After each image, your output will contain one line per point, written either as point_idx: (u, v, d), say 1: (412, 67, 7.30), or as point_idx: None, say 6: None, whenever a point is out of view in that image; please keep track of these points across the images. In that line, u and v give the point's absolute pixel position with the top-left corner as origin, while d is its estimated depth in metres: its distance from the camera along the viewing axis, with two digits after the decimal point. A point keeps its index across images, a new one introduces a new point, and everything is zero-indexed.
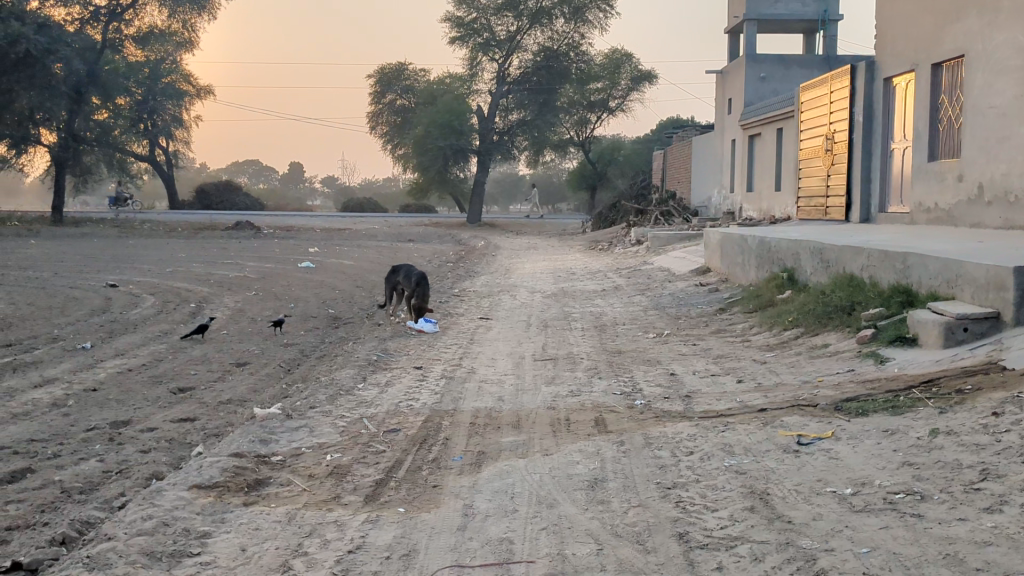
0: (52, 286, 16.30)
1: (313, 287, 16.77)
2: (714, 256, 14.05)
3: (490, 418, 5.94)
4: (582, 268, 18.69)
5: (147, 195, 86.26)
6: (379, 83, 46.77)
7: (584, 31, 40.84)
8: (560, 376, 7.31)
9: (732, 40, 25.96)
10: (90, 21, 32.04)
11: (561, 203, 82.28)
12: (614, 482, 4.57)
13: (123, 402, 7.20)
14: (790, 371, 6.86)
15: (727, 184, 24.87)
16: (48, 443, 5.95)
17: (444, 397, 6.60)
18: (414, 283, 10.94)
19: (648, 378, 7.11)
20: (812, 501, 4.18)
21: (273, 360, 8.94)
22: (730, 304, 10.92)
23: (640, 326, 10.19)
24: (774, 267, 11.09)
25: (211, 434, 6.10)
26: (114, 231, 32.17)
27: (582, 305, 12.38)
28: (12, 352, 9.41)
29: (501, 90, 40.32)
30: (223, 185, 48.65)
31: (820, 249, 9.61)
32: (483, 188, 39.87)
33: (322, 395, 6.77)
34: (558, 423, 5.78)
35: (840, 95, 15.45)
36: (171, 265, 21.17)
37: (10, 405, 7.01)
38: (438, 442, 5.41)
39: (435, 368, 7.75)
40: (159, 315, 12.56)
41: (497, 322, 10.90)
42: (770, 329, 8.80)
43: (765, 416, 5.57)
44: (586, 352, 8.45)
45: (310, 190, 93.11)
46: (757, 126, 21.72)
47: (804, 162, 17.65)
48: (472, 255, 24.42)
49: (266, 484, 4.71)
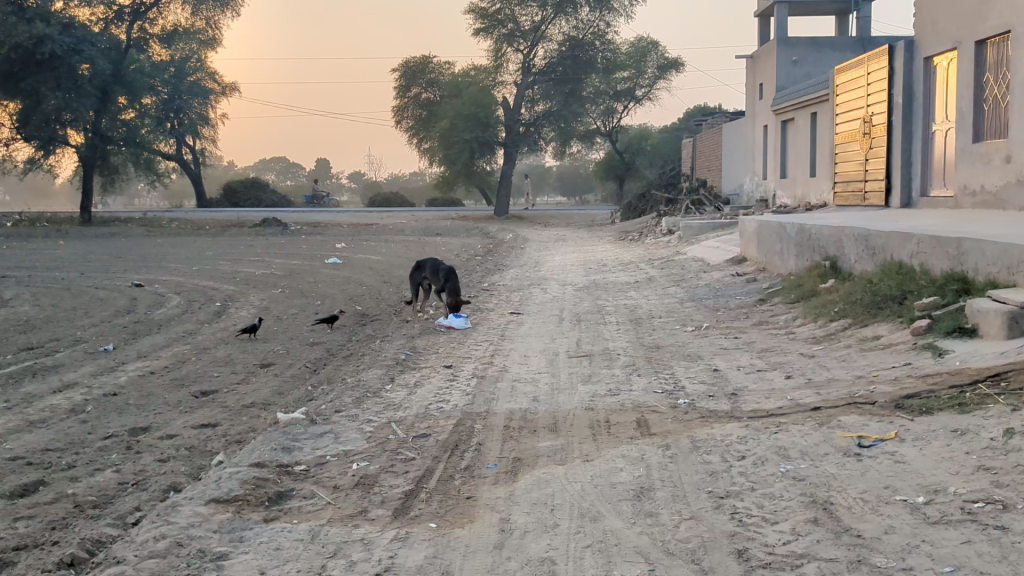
0: (78, 287, 16.16)
1: (340, 283, 16.49)
2: (750, 246, 13.62)
3: (525, 420, 5.61)
4: (613, 259, 18.29)
5: (175, 195, 86.87)
6: (403, 77, 46.43)
7: (609, 20, 40.24)
8: (597, 374, 6.95)
9: (763, 24, 25.42)
10: (114, 21, 32.00)
11: (589, 193, 81.74)
12: (662, 491, 4.22)
13: (142, 406, 6.94)
14: (842, 366, 6.47)
15: (760, 170, 24.37)
16: (63, 452, 5.68)
17: (476, 398, 6.29)
18: (443, 277, 10.67)
19: (690, 375, 6.74)
20: (881, 511, 3.81)
21: (298, 360, 8.65)
22: (770, 294, 10.52)
23: (677, 318, 9.81)
24: (815, 255, 10.67)
25: (233, 441, 5.82)
26: (142, 231, 32.15)
27: (615, 298, 12.04)
28: (33, 356, 9.19)
29: (526, 81, 39.87)
30: (250, 184, 48.63)
31: (865, 236, 9.19)
32: (509, 180, 39.50)
33: (348, 398, 6.46)
34: (597, 425, 5.44)
35: (878, 77, 14.97)
36: (198, 263, 21.01)
37: (25, 412, 6.75)
38: (471, 447, 5.10)
39: (465, 367, 7.42)
40: (183, 315, 12.35)
41: (529, 316, 10.56)
42: (815, 320, 8.40)
43: (820, 415, 5.20)
44: (622, 347, 8.09)
45: (337, 186, 93.22)
46: (789, 110, 21.23)
47: (840, 146, 17.16)
48: (500, 248, 24.12)
49: (288, 497, 4.41)
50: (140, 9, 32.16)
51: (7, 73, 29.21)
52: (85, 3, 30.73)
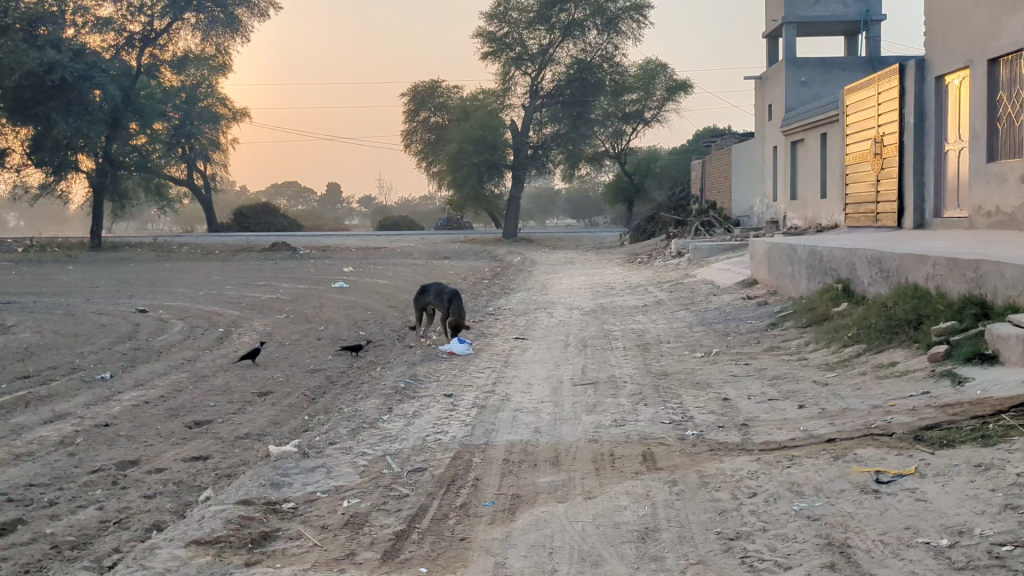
0: (80, 313, 15.99)
1: (346, 308, 16.30)
2: (761, 268, 13.37)
3: (527, 453, 5.37)
4: (621, 282, 18.04)
5: (186, 220, 87.28)
6: (412, 101, 46.44)
7: (617, 43, 40.20)
8: (603, 403, 6.70)
9: (771, 45, 25.26)
10: (125, 47, 32.08)
11: (599, 216, 81.70)
12: (667, 531, 3.98)
13: (132, 439, 6.71)
14: (857, 394, 6.20)
15: (769, 192, 24.15)
16: (46, 488, 5.46)
17: (475, 429, 6.05)
18: (447, 300, 10.48)
19: (699, 404, 6.49)
20: (902, 556, 3.56)
21: (297, 388, 8.42)
22: (781, 319, 10.27)
23: (687, 344, 9.56)
24: (827, 278, 10.42)
25: (223, 475, 5.59)
26: (151, 256, 32.08)
27: (623, 322, 11.80)
28: (28, 385, 9.00)
29: (535, 104, 39.91)
30: (260, 208, 48.66)
31: (879, 259, 8.95)
32: (518, 203, 39.41)
33: (342, 429, 6.23)
34: (601, 458, 5.20)
35: (888, 96, 14.77)
36: (204, 288, 20.85)
37: (12, 445, 6.53)
38: (468, 482, 4.86)
39: (466, 396, 7.18)
40: (184, 341, 12.16)
41: (534, 342, 10.33)
42: (828, 346, 8.15)
43: (836, 448, 4.95)
44: (629, 374, 7.85)
45: (347, 211, 93.49)
46: (799, 131, 21.01)
47: (850, 167, 16.94)
48: (508, 271, 23.93)
49: (273, 539, 4.19)
50: (151, 35, 32.43)
51: (18, 100, 29.19)
52: (96, 29, 30.79)
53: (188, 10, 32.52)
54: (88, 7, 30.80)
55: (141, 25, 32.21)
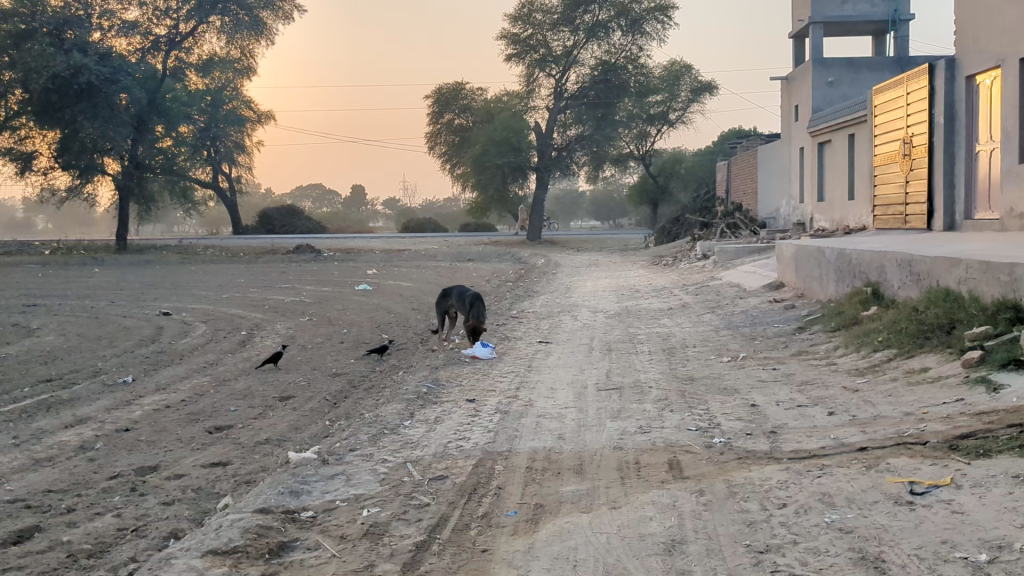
0: (105, 316, 16.02)
1: (369, 311, 16.24)
2: (788, 271, 13.19)
3: (550, 461, 5.26)
4: (646, 284, 17.89)
5: (212, 222, 87.79)
6: (436, 103, 46.40)
7: (642, 44, 39.96)
8: (627, 409, 6.58)
9: (798, 45, 25.02)
10: (150, 50, 32.24)
11: (623, 218, 81.44)
12: (695, 544, 3.87)
13: (153, 444, 6.67)
14: (889, 401, 6.04)
15: (796, 193, 23.91)
16: (64, 494, 5.42)
17: (498, 436, 5.95)
18: (469, 304, 10.41)
19: (726, 411, 6.36)
20: (939, 572, 3.42)
21: (319, 393, 8.36)
22: (809, 322, 10.11)
23: (713, 348, 9.42)
24: (856, 281, 10.24)
25: (243, 482, 5.53)
26: (178, 258, 32.24)
27: (648, 326, 11.66)
28: (50, 388, 8.99)
29: (558, 106, 39.79)
30: (285, 211, 48.83)
31: (909, 262, 8.77)
32: (542, 205, 39.28)
33: (363, 435, 6.15)
34: (626, 466, 5.09)
35: (918, 96, 14.55)
36: (228, 290, 20.85)
37: (32, 450, 6.50)
38: (490, 491, 4.76)
39: (489, 402, 7.08)
40: (208, 344, 12.14)
41: (558, 345, 10.22)
42: (858, 351, 8.00)
43: (868, 457, 4.82)
44: (654, 379, 7.73)
45: (372, 213, 93.71)
46: (825, 132, 20.79)
47: (879, 168, 16.71)
48: (531, 274, 23.81)
49: (291, 549, 4.11)
50: (175, 38, 32.58)
51: (45, 104, 29.64)
52: (122, 32, 30.94)
53: (212, 13, 32.62)
54: (113, 11, 31.02)
55: (166, 29, 32.36)
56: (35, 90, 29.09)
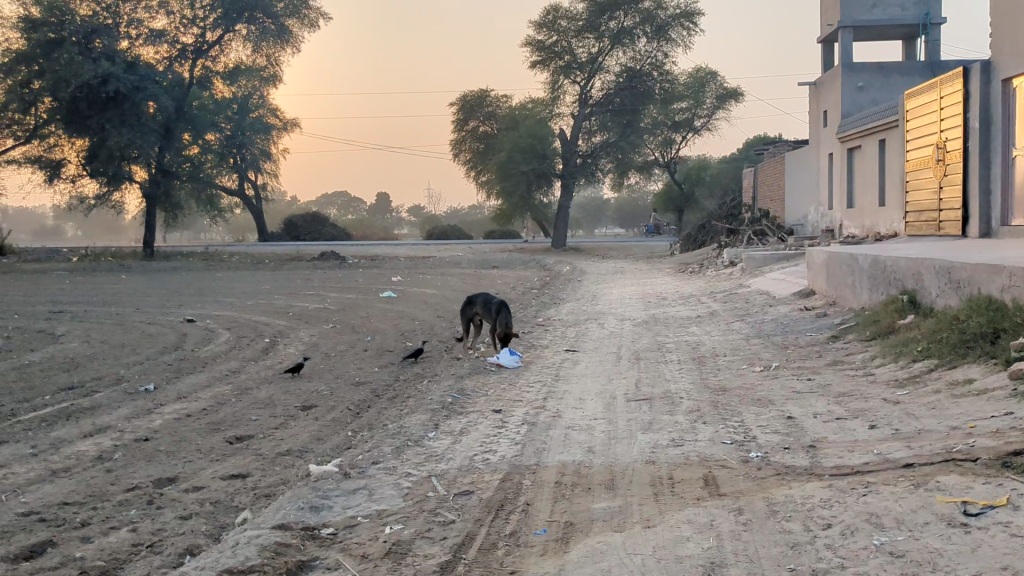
0: (129, 323, 15.96)
1: (393, 318, 16.10)
2: (819, 278, 12.92)
3: (579, 476, 5.06)
4: (673, 292, 17.67)
5: (237, 229, 88.28)
6: (461, 110, 46.33)
7: (668, 50, 39.66)
8: (658, 421, 6.36)
9: (827, 49, 24.69)
10: (177, 58, 32.15)
11: (648, 226, 81.26)
12: (735, 568, 3.66)
13: (172, 454, 6.52)
14: (933, 414, 5.78)
15: (825, 200, 23.59)
16: (79, 507, 5.28)
17: (525, 448, 5.74)
18: (494, 311, 10.22)
19: (762, 423, 6.13)
20: None
21: (342, 402, 8.19)
22: (843, 331, 9.85)
23: (745, 357, 9.18)
24: (891, 288, 9.97)
25: (262, 495, 5.36)
26: (204, 265, 32.30)
27: (677, 334, 11.42)
28: (71, 397, 8.88)
29: (584, 113, 39.57)
30: (311, 218, 48.93)
31: (948, 269, 8.50)
32: (567, 212, 39.08)
33: (386, 447, 5.96)
34: (660, 482, 4.87)
35: (952, 100, 14.25)
36: (254, 297, 20.79)
37: (49, 461, 6.37)
38: (518, 508, 4.56)
39: (516, 413, 6.88)
40: (230, 352, 12.02)
41: (586, 354, 10.00)
42: (896, 361, 7.74)
43: (915, 474, 4.58)
44: (685, 390, 7.50)
45: (397, 221, 93.95)
46: (855, 137, 20.47)
47: (911, 173, 16.39)
48: (557, 281, 23.60)
49: (310, 569, 3.94)
50: (202, 47, 32.63)
51: (73, 112, 29.81)
52: (150, 41, 30.99)
53: (239, 22, 32.68)
54: (141, 19, 30.80)
55: (193, 37, 32.38)
56: (64, 98, 29.24)
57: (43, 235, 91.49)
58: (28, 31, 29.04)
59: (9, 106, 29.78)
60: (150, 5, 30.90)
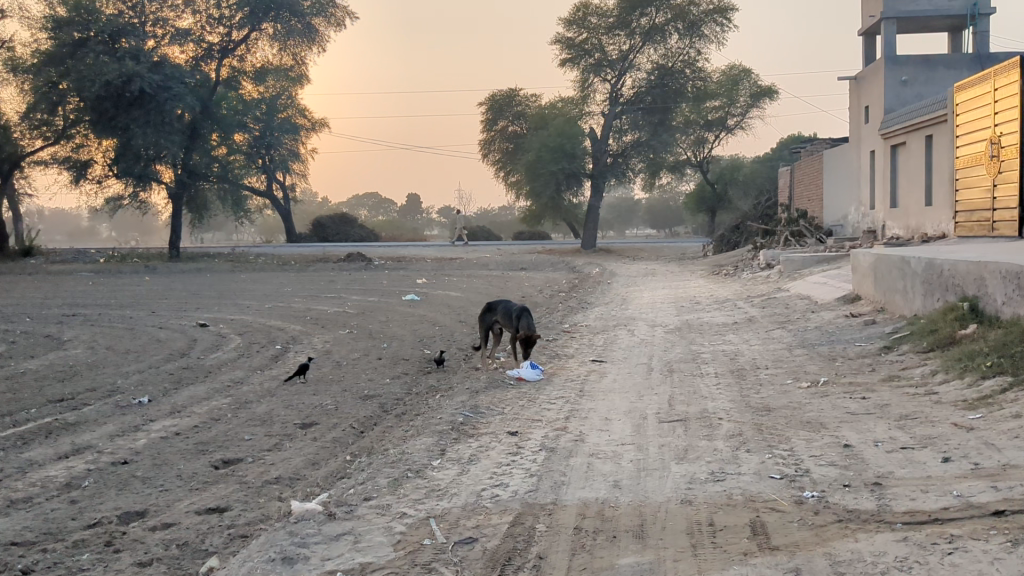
0: (140, 327, 15.31)
1: (413, 322, 15.39)
2: (865, 283, 12.08)
3: (604, 517, 4.33)
4: (708, 295, 16.80)
5: (268, 232, 88.20)
6: (490, 110, 45.56)
7: (700, 47, 38.55)
8: (694, 448, 5.58)
9: (869, 42, 23.70)
10: (203, 57, 31.49)
11: (679, 226, 80.61)
12: None
13: (148, 481, 5.83)
14: (1018, 445, 4.96)
15: (866, 199, 22.66)
16: (27, 549, 4.57)
17: (542, 482, 4.99)
18: (516, 318, 9.48)
19: (815, 452, 5.34)
20: None
21: (347, 419, 7.45)
22: (897, 341, 8.99)
23: (788, 371, 8.36)
24: (948, 294, 9.10)
25: (237, 536, 4.64)
26: (227, 267, 31.79)
27: (713, 343, 10.60)
28: (59, 410, 8.23)
29: (614, 111, 38.41)
30: (338, 219, 48.43)
31: (1017, 276, 7.63)
32: (596, 213, 38.19)
33: (382, 479, 5.23)
34: (700, 529, 4.11)
35: (1006, 92, 13.30)
36: (274, 300, 20.03)
37: (12, 488, 5.68)
38: (528, 563, 3.82)
39: (534, 435, 6.14)
40: (236, 361, 11.31)
41: (613, 366, 9.19)
42: (960, 378, 6.90)
43: (1011, 526, 3.76)
44: (724, 408, 6.71)
45: (428, 222, 93.60)
46: (899, 134, 19.51)
47: (961, 171, 15.43)
48: (587, 284, 22.79)
49: None
50: (228, 46, 31.95)
51: (100, 112, 29.38)
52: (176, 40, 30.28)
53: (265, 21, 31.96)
54: (167, 17, 30.26)
55: (219, 37, 31.67)
56: (89, 98, 28.89)
57: (77, 238, 91.92)
58: (54, 31, 28.64)
59: (36, 107, 29.41)
60: (177, 4, 30.40)
